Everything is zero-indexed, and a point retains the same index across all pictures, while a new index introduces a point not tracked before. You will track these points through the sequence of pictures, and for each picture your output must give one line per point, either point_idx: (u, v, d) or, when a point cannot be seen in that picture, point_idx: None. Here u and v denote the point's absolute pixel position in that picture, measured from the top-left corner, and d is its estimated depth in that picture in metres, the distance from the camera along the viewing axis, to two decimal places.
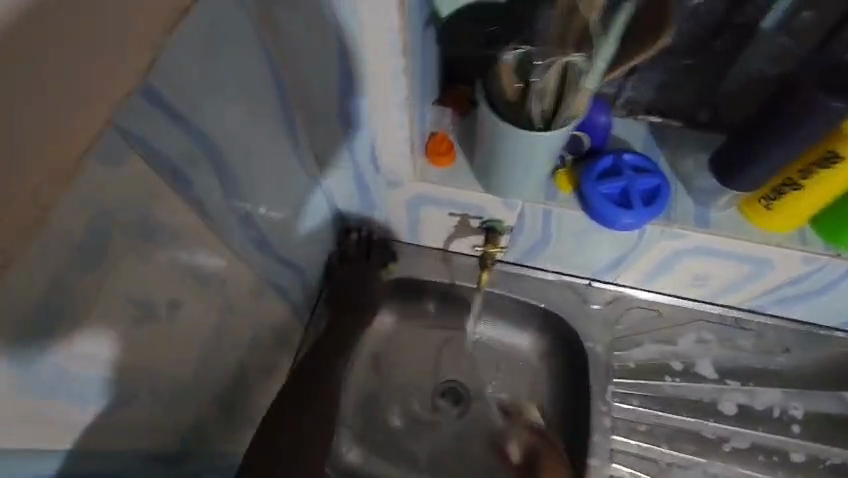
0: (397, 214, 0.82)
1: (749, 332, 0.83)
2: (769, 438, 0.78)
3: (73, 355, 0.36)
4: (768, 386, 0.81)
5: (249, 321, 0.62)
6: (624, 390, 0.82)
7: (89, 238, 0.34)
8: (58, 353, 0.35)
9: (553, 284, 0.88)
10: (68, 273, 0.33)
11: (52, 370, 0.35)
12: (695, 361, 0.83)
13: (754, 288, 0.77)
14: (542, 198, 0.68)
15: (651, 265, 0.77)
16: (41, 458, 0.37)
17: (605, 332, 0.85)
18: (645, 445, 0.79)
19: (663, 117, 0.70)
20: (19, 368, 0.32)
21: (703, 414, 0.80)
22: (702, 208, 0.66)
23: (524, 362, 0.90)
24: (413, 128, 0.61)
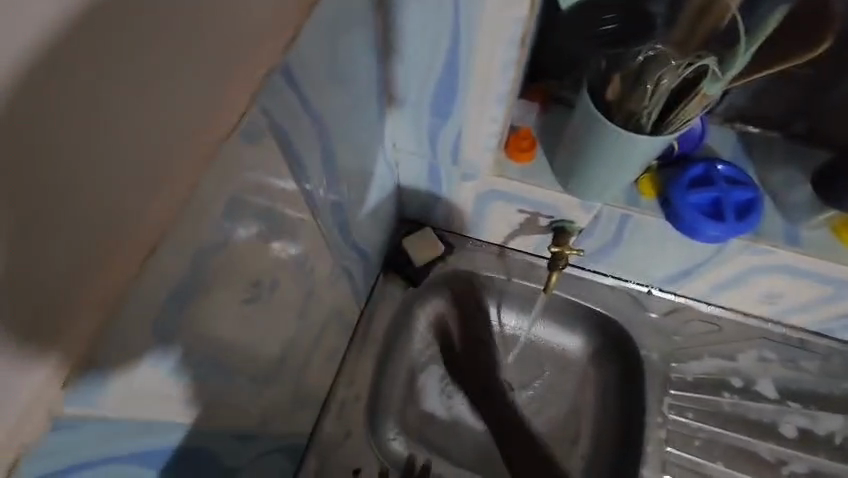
0: (462, 207, 0.81)
1: (813, 355, 0.81)
2: (828, 465, 0.77)
3: (199, 335, 0.35)
4: (830, 411, 0.79)
5: (321, 305, 0.61)
6: (680, 403, 0.80)
7: (223, 215, 0.33)
8: (189, 332, 0.34)
9: (612, 289, 0.86)
10: (204, 250, 0.32)
11: (182, 350, 0.34)
12: (756, 380, 0.81)
13: (829, 311, 0.74)
14: (623, 202, 0.66)
15: (721, 279, 0.75)
16: (165, 434, 0.36)
17: (663, 343, 0.83)
18: (700, 461, 0.77)
19: (757, 127, 0.67)
20: (159, 347, 0.31)
21: (762, 434, 0.78)
22: (792, 226, 0.63)
23: (573, 365, 0.90)
24: (505, 122, 0.60)
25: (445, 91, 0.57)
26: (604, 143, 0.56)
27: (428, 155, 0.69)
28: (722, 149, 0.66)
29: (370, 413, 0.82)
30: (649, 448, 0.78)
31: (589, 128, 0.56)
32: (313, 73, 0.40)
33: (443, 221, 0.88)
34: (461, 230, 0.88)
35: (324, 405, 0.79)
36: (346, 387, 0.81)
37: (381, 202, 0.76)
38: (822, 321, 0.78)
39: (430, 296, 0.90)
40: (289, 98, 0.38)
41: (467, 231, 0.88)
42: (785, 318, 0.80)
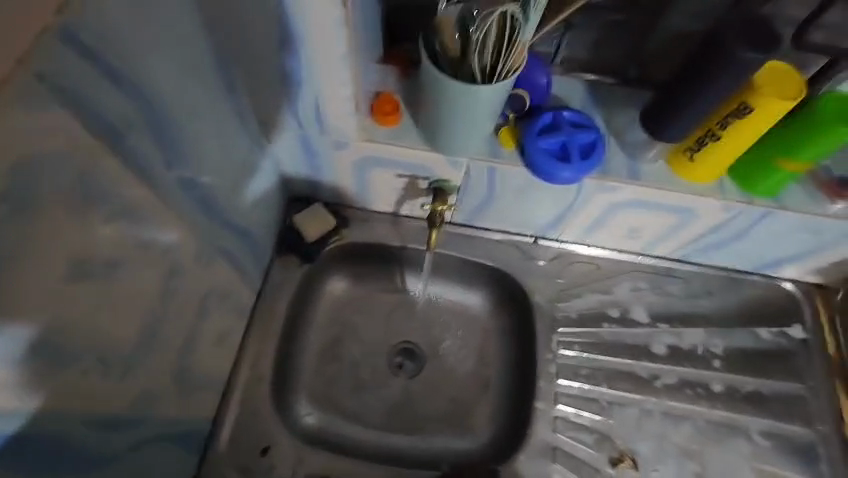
0: (345, 179, 0.82)
1: (678, 280, 0.91)
2: (694, 373, 0.86)
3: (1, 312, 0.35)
4: (694, 327, 0.89)
5: (195, 287, 0.60)
6: (567, 338, 0.87)
7: None
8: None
9: (500, 243, 0.91)
10: None
11: None
12: (630, 308, 0.89)
13: (681, 238, 0.83)
14: (486, 155, 0.70)
15: (589, 220, 0.82)
16: None
17: (549, 287, 0.90)
18: (587, 387, 0.84)
19: (597, 75, 0.73)
20: None
21: (638, 355, 0.87)
22: (633, 162, 0.70)
23: (475, 319, 0.94)
24: (357, 85, 0.61)
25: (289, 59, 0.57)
26: (448, 97, 0.59)
27: (296, 127, 0.70)
28: (569, 98, 0.71)
29: (278, 393, 0.82)
30: (541, 384, 0.84)
31: (434, 85, 0.59)
32: (114, 39, 0.39)
33: (333, 195, 0.88)
34: (352, 202, 0.89)
35: (226, 391, 0.78)
36: (248, 371, 0.80)
37: (260, 180, 0.75)
38: (680, 249, 0.87)
39: (329, 270, 0.91)
40: (84, 64, 0.37)
41: (358, 203, 0.89)
42: (651, 250, 0.89)
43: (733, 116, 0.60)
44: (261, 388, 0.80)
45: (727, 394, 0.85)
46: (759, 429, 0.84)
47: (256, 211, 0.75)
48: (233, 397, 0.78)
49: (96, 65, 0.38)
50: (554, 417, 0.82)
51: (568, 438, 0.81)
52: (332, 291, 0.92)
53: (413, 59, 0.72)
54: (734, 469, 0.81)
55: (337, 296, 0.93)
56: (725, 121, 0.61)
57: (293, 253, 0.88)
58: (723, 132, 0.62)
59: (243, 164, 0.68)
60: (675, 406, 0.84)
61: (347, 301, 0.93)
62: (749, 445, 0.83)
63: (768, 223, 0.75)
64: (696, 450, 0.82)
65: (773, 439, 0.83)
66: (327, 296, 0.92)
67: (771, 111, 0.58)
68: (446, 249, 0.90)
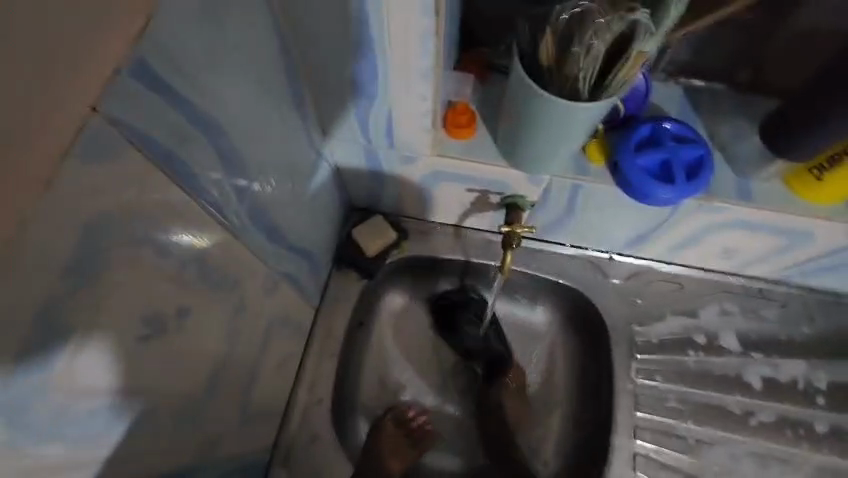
0: (409, 192, 0.76)
1: (773, 303, 0.81)
2: (792, 410, 0.77)
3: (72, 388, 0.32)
4: (792, 357, 0.80)
5: (261, 317, 0.57)
6: (647, 366, 0.80)
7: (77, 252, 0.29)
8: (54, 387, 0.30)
9: (573, 259, 0.84)
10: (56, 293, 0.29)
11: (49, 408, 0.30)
12: (718, 334, 0.81)
13: (787, 260, 0.73)
14: (571, 172, 0.63)
15: (679, 239, 0.73)
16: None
17: (626, 308, 0.82)
18: (669, 422, 0.77)
19: (700, 79, 0.64)
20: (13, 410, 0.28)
21: (729, 388, 0.78)
22: (743, 180, 0.61)
23: (541, 339, 0.87)
24: (437, 100, 0.54)
25: (366, 75, 0.52)
26: (540, 115, 0.52)
27: (363, 141, 0.64)
28: (667, 107, 0.63)
29: (337, 416, 0.79)
30: (618, 417, 0.77)
31: (525, 101, 0.52)
32: (190, 69, 0.35)
33: (393, 206, 0.83)
34: (413, 214, 0.84)
35: (287, 414, 0.75)
36: (309, 391, 0.77)
37: (321, 195, 0.70)
38: (783, 271, 0.77)
39: (387, 284, 0.87)
40: (158, 101, 0.33)
41: (419, 215, 0.84)
42: (747, 271, 0.80)
43: None
44: (321, 410, 0.76)
45: (831, 435, 0.76)
46: None
47: (316, 227, 0.71)
48: (295, 418, 0.75)
49: (172, 102, 0.34)
50: (633, 455, 0.75)
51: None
52: (393, 306, 0.88)
53: (490, 64, 0.64)
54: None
55: (396, 311, 0.88)
56: None
57: (352, 268, 0.83)
58: None
59: (307, 181, 0.64)
60: (770, 447, 0.76)
61: (405, 316, 0.89)
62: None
63: None
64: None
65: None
66: (386, 311, 0.88)
67: None
68: (514, 265, 0.84)
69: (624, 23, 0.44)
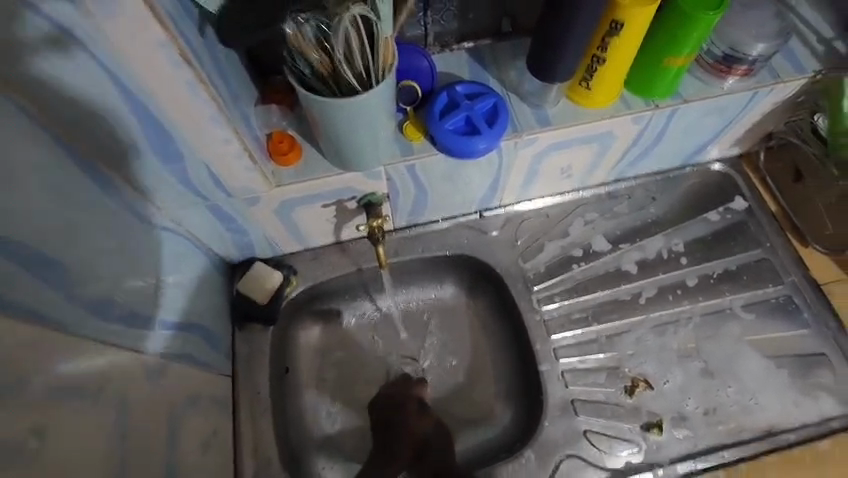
0: (275, 230, 0.78)
1: (621, 199, 0.93)
2: (667, 278, 0.89)
3: None
4: (652, 236, 0.92)
5: (152, 409, 0.56)
6: (545, 293, 0.88)
7: None
8: None
9: (450, 229, 0.90)
10: None
11: None
12: (590, 242, 0.91)
13: (611, 161, 0.85)
14: (399, 155, 0.68)
15: (521, 177, 0.82)
16: None
17: (511, 252, 0.90)
18: (580, 331, 0.85)
19: (474, 41, 0.73)
20: None
21: (615, 282, 0.89)
22: (537, 109, 0.71)
23: (456, 309, 0.93)
24: (242, 136, 0.58)
25: (162, 139, 0.54)
26: (338, 120, 0.57)
27: (201, 201, 0.66)
28: (457, 73, 0.72)
29: (291, 465, 0.78)
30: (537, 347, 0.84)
31: (321, 113, 0.57)
32: None
33: (270, 249, 0.84)
34: (293, 248, 0.86)
35: None
36: (253, 454, 0.76)
37: (187, 265, 0.70)
38: (614, 170, 0.89)
39: (296, 322, 0.88)
40: None
41: (299, 246, 0.86)
42: (589, 182, 0.91)
43: (608, 36, 0.62)
44: (272, 467, 0.76)
45: (702, 285, 0.88)
46: (743, 305, 0.86)
47: (197, 297, 0.71)
48: None
49: None
50: (561, 373, 0.82)
51: (581, 387, 0.81)
52: (311, 339, 0.89)
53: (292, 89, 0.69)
54: (734, 352, 0.83)
55: (315, 343, 0.89)
56: (603, 44, 0.63)
57: (254, 322, 0.83)
58: (606, 55, 0.64)
59: (162, 259, 0.63)
60: (663, 316, 0.86)
61: (326, 344, 0.90)
62: (738, 324, 0.85)
63: (679, 118, 0.77)
64: (694, 348, 0.83)
65: (755, 309, 0.86)
66: (305, 349, 0.89)
67: (636, 22, 0.60)
68: (401, 257, 0.88)
69: (350, 19, 0.51)
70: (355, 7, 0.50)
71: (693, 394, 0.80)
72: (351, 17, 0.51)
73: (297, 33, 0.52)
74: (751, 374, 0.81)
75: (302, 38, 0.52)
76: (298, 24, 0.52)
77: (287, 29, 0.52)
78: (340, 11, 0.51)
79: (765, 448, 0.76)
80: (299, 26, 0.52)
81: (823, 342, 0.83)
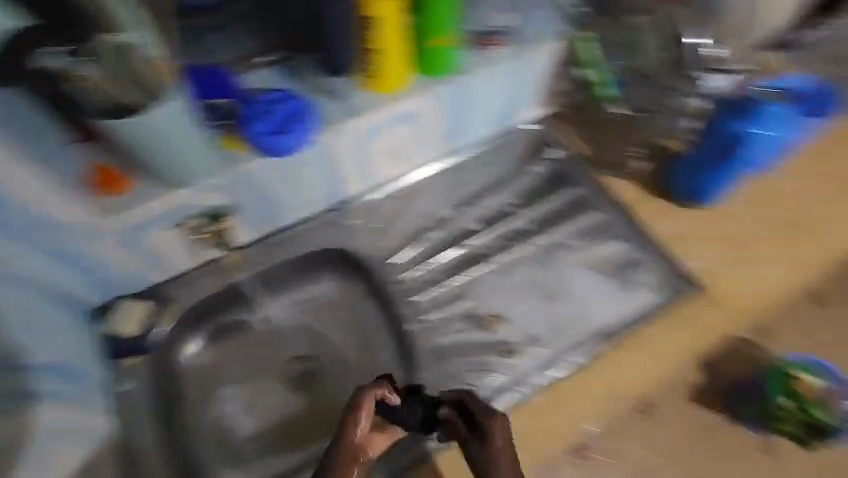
0: (128, 260, 0.83)
1: (461, 169, 1.03)
2: (510, 227, 0.99)
3: None
4: (492, 194, 1.02)
5: None
6: (406, 265, 0.97)
7: None
8: None
9: (311, 229, 0.97)
10: None
11: None
12: (438, 211, 1.01)
13: (431, 136, 0.96)
14: (223, 164, 0.76)
15: (355, 164, 0.92)
16: None
17: (370, 236, 0.99)
18: (441, 290, 0.94)
19: (274, 58, 0.82)
20: None
21: (465, 240, 0.99)
22: (342, 103, 0.82)
23: (331, 304, 0.94)
24: (38, 170, 0.70)
25: None
26: (136, 137, 0.68)
27: (30, 239, 0.73)
28: (263, 84, 0.80)
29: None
30: (403, 312, 0.93)
31: (123, 133, 0.67)
32: None
33: (134, 283, 0.88)
34: (160, 277, 0.89)
35: None
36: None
37: None
38: (440, 145, 1.00)
39: (170, 352, 0.87)
40: None
41: (163, 276, 0.89)
42: (424, 159, 1.02)
43: (368, 29, 0.75)
44: None
45: (540, 227, 0.99)
46: (575, 234, 0.98)
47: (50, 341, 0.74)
48: None
49: None
50: (426, 330, 0.91)
51: (447, 337, 0.90)
52: (190, 366, 0.88)
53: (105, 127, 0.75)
54: (572, 275, 0.95)
55: (197, 368, 0.88)
56: (369, 35, 0.76)
57: (131, 356, 0.86)
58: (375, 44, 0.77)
59: None
60: (512, 260, 0.96)
61: (210, 367, 0.88)
62: (570, 252, 0.97)
63: (468, 88, 0.91)
64: (540, 280, 0.94)
65: (583, 235, 0.98)
66: (192, 372, 0.91)
67: (382, 11, 0.73)
68: (264, 265, 0.93)
69: (106, 47, 0.62)
70: (108, 37, 0.62)
71: (542, 318, 0.91)
72: (105, 44, 0.62)
73: (73, 70, 0.63)
74: (585, 289, 0.93)
75: (77, 73, 0.63)
76: (70, 62, 0.63)
77: (55, 65, 0.63)
78: (99, 46, 0.62)
79: (603, 346, 0.89)
80: (69, 63, 0.63)
81: (639, 249, 0.97)
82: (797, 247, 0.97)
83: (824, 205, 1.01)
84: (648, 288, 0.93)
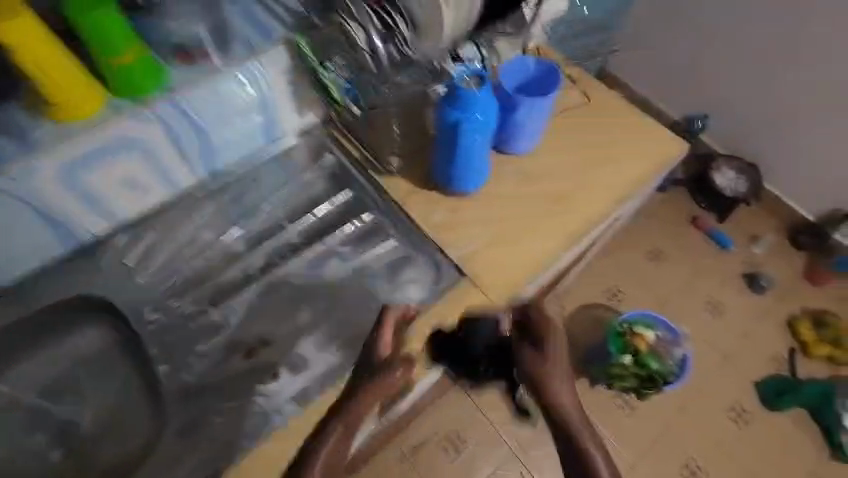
0: None
1: (226, 188, 0.99)
2: (277, 243, 0.96)
3: None
4: (258, 211, 0.98)
5: None
6: (161, 299, 0.89)
7: None
8: None
9: (46, 277, 0.87)
10: None
11: None
12: (198, 235, 0.95)
13: (173, 159, 0.91)
14: None
15: (81, 198, 0.85)
16: None
17: (118, 274, 0.90)
18: (197, 320, 0.88)
19: None
20: None
21: (229, 263, 0.93)
22: (29, 140, 0.77)
23: (81, 354, 0.85)
24: None
25: None
26: None
27: None
28: None
29: None
30: (156, 352, 0.86)
31: None
32: None
33: None
34: None
35: None
36: None
37: None
38: (194, 166, 0.96)
39: None
40: None
41: None
42: (181, 184, 0.96)
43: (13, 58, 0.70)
44: None
45: (306, 239, 0.96)
46: (344, 241, 0.96)
47: None
48: None
49: None
50: (178, 367, 0.85)
51: (202, 371, 0.84)
52: None
53: None
54: (340, 283, 0.93)
55: None
56: (19, 63, 0.71)
57: None
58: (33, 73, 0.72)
59: None
60: (278, 276, 0.92)
61: None
62: (338, 259, 0.95)
63: (193, 103, 0.86)
64: (305, 294, 0.91)
65: (351, 240, 0.97)
66: None
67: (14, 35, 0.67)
68: None
69: None
70: None
71: (307, 332, 0.88)
72: None
73: None
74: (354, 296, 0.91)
75: None
76: None
77: None
78: None
79: None
80: None
81: (407, 246, 0.96)
82: (554, 219, 1.01)
83: (578, 175, 1.06)
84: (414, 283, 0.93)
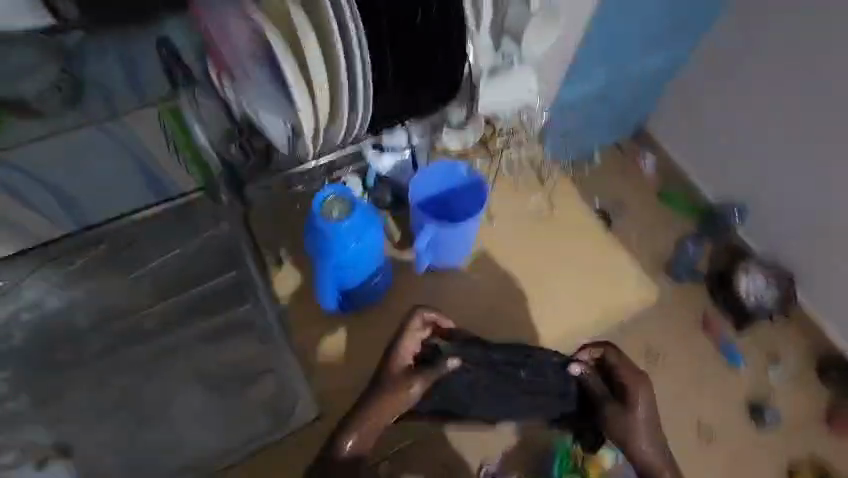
0: None
1: (90, 251, 0.79)
2: (125, 327, 0.82)
3: None
4: (115, 282, 0.82)
5: None
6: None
7: None
8: None
9: None
10: None
11: None
12: (40, 302, 0.79)
13: (25, 209, 0.78)
14: None
15: None
16: None
17: None
18: (11, 409, 0.77)
19: None
20: None
21: (64, 342, 0.81)
22: None
23: None
24: None
25: None
26: None
27: None
28: None
29: None
30: None
31: None
32: None
33: None
34: None
35: None
36: None
37: None
38: (55, 217, 0.81)
39: None
40: None
41: None
42: (43, 234, 0.81)
43: None
44: None
45: (157, 328, 0.83)
46: (198, 339, 0.84)
47: None
48: None
49: None
50: None
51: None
52: None
53: None
54: (177, 390, 0.82)
55: None
56: None
57: None
58: None
59: None
60: (112, 371, 0.81)
61: None
62: (186, 361, 0.83)
63: (17, 154, 0.69)
64: (133, 397, 0.81)
65: (209, 342, 0.85)
66: None
67: None
68: None
69: None
70: None
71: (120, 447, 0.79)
72: None
73: None
74: (184, 413, 0.81)
75: None
76: None
77: None
78: None
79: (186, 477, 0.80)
80: None
81: (270, 359, 0.85)
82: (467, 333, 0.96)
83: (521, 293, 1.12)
84: (300, 373, 0.91)
